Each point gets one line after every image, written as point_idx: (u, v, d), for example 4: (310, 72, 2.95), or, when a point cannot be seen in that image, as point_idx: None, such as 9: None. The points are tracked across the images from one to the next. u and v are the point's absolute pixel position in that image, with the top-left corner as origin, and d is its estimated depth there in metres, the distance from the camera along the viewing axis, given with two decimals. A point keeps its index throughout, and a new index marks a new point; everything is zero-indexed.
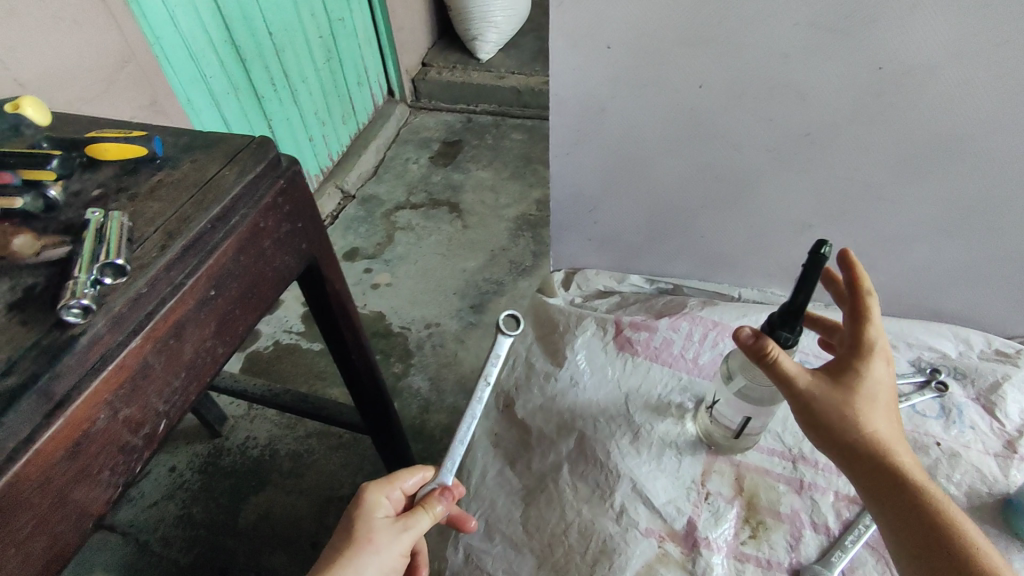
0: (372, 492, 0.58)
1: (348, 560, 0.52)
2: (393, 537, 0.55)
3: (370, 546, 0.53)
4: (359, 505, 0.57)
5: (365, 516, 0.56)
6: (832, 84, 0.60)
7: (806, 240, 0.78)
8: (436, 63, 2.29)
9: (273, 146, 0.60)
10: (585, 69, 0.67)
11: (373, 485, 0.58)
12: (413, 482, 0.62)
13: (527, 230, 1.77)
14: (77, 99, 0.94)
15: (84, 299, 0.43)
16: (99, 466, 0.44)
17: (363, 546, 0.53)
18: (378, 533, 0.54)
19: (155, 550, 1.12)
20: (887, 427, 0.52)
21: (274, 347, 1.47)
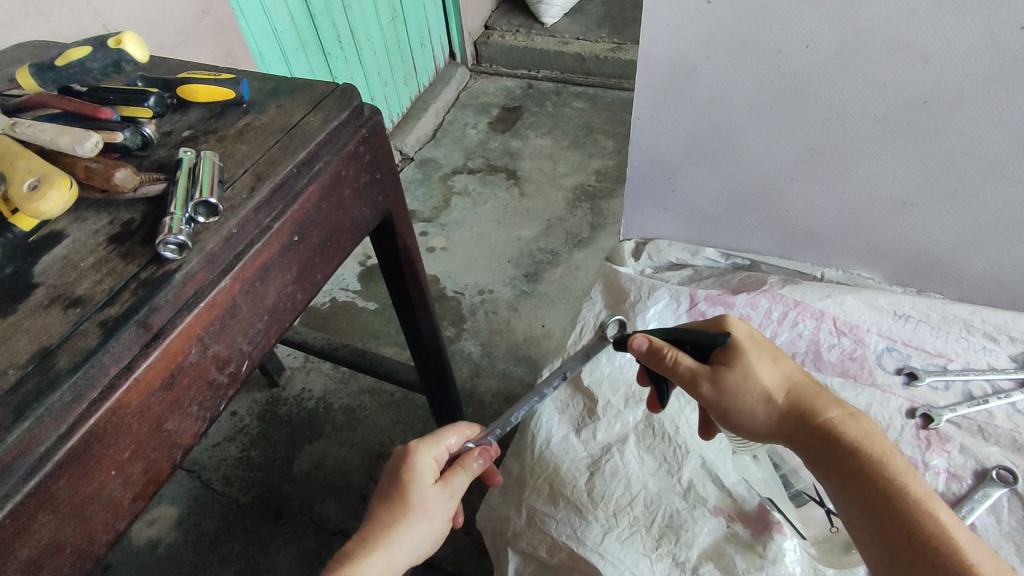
0: (420, 454, 0.57)
1: (405, 529, 0.53)
2: (439, 503, 0.55)
3: (421, 515, 0.54)
4: (407, 467, 0.56)
5: (416, 481, 0.55)
6: (963, 45, 0.55)
7: (906, 220, 0.72)
8: (499, 26, 2.24)
9: (357, 95, 0.59)
10: (680, 25, 0.63)
11: (422, 448, 0.57)
12: (455, 439, 0.61)
13: (586, 201, 1.73)
14: (157, 47, 0.95)
15: (180, 235, 0.44)
16: (190, 400, 0.45)
17: (416, 515, 0.53)
18: (431, 503, 0.54)
19: (216, 487, 1.18)
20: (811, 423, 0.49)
21: (331, 303, 1.50)
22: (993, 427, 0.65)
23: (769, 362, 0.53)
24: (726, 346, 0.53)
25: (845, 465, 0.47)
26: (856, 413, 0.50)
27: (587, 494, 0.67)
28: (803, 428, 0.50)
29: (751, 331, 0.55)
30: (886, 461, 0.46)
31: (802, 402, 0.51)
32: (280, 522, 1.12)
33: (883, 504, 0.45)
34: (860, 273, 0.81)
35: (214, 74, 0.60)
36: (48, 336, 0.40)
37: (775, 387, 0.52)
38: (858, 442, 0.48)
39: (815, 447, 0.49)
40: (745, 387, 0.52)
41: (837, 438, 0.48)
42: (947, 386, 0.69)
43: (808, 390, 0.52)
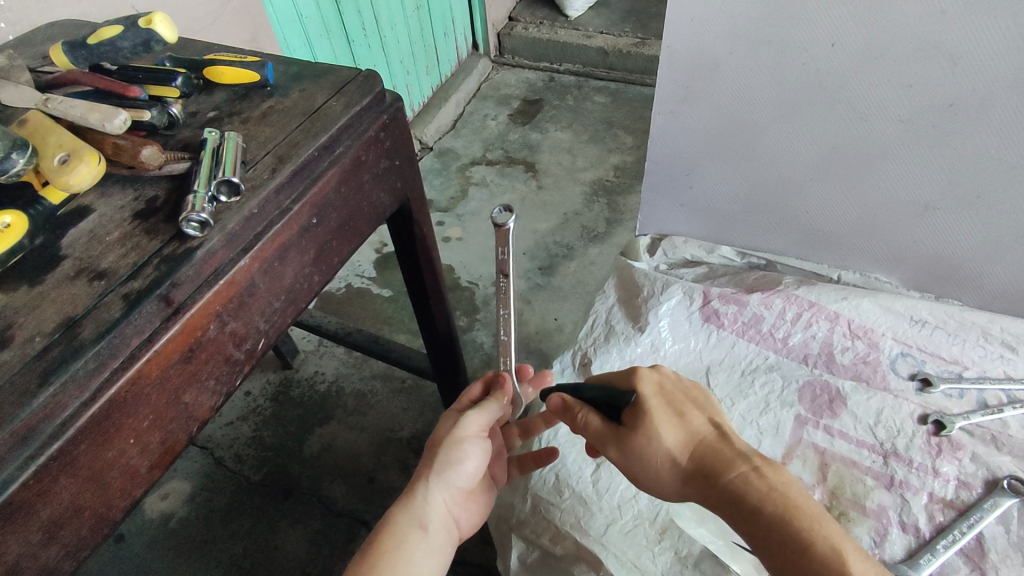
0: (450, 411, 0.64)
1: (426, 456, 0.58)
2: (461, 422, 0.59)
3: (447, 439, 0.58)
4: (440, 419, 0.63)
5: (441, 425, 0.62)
6: (994, 47, 0.54)
7: (927, 224, 0.71)
8: (523, 18, 2.23)
9: (379, 81, 0.60)
10: (703, 20, 0.62)
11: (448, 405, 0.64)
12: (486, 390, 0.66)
13: (603, 196, 1.73)
14: (186, 29, 0.97)
15: (203, 214, 0.45)
16: (207, 374, 0.47)
17: (442, 441, 0.58)
18: (445, 428, 0.60)
19: (229, 465, 1.20)
20: (711, 482, 0.48)
21: (346, 289, 1.52)
22: (1007, 437, 0.64)
23: (673, 418, 0.52)
24: (629, 406, 0.53)
25: (752, 526, 0.45)
26: (764, 464, 0.48)
27: (593, 485, 0.68)
28: (708, 487, 0.48)
29: (660, 384, 0.54)
30: (792, 516, 0.44)
31: (706, 459, 0.49)
32: (289, 501, 1.14)
33: (791, 564, 0.43)
34: (877, 277, 0.80)
35: (240, 56, 0.61)
36: (74, 307, 0.41)
37: (679, 445, 0.51)
38: (763, 499, 0.46)
39: (721, 508, 0.48)
40: (648, 451, 0.51)
41: (741, 497, 0.46)
42: (961, 394, 0.68)
43: (715, 444, 0.50)
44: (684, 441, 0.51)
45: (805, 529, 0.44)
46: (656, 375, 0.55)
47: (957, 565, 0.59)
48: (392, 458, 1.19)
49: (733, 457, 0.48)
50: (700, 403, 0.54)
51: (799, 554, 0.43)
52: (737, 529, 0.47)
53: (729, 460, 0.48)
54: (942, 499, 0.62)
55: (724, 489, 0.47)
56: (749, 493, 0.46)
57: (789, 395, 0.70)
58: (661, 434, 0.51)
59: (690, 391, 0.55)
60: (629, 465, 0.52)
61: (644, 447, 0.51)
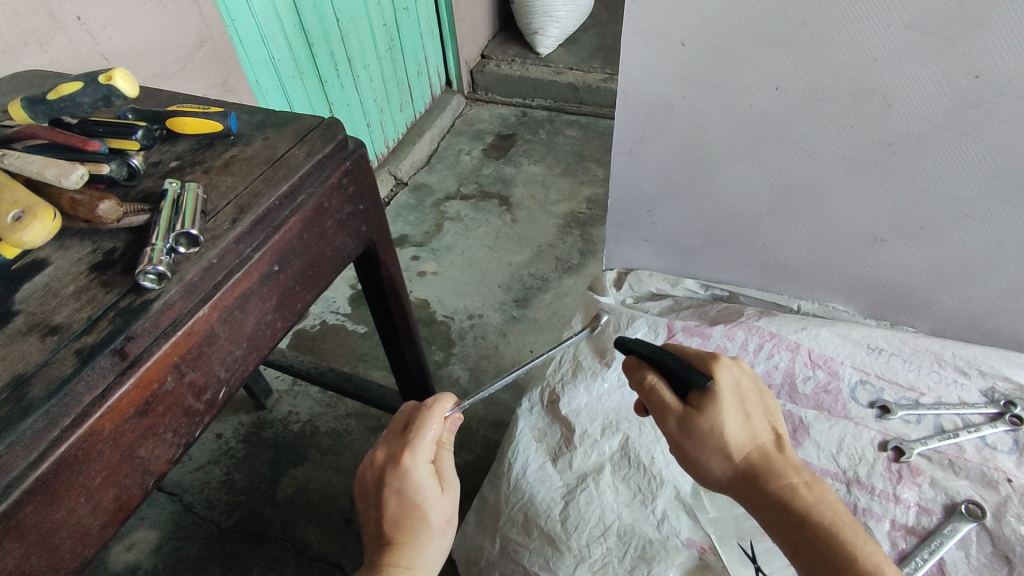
0: (415, 465, 0.55)
1: (434, 544, 0.54)
2: (454, 507, 0.57)
3: (443, 528, 0.55)
4: (411, 485, 0.54)
5: (424, 495, 0.54)
6: (924, 91, 0.57)
7: (877, 255, 0.74)
8: (495, 55, 2.29)
9: (341, 128, 0.61)
10: (655, 66, 0.65)
11: (417, 458, 0.55)
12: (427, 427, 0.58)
13: (576, 228, 1.76)
14: (156, 74, 0.98)
15: (160, 266, 0.45)
16: (164, 426, 0.46)
17: (437, 530, 0.54)
18: (448, 510, 0.56)
19: (199, 511, 1.17)
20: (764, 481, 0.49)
21: (321, 326, 1.51)
22: (963, 461, 0.66)
23: (741, 416, 0.51)
24: (703, 391, 0.52)
25: (793, 528, 0.47)
26: (815, 479, 0.49)
27: (562, 523, 0.67)
28: (756, 486, 0.49)
29: (738, 379, 0.53)
30: (839, 530, 0.45)
31: (761, 462, 0.50)
32: (261, 548, 1.11)
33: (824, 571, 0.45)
34: (835, 306, 0.83)
35: (202, 106, 0.62)
36: (25, 363, 0.41)
37: (740, 439, 0.50)
38: (811, 510, 0.47)
39: (764, 507, 0.48)
40: (710, 433, 0.50)
41: (790, 504, 0.47)
42: (919, 420, 0.69)
43: (771, 451, 0.51)
44: (746, 436, 0.51)
45: (850, 543, 0.45)
46: (736, 370, 0.54)
47: None
48: None
49: (790, 466, 0.49)
50: (767, 407, 0.54)
51: (839, 563, 0.44)
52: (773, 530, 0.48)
53: (784, 468, 0.49)
54: (904, 525, 0.63)
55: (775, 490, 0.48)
56: (799, 501, 0.47)
57: None
58: (725, 425, 0.50)
59: (763, 392, 0.54)
60: (684, 444, 0.52)
61: (708, 428, 0.50)
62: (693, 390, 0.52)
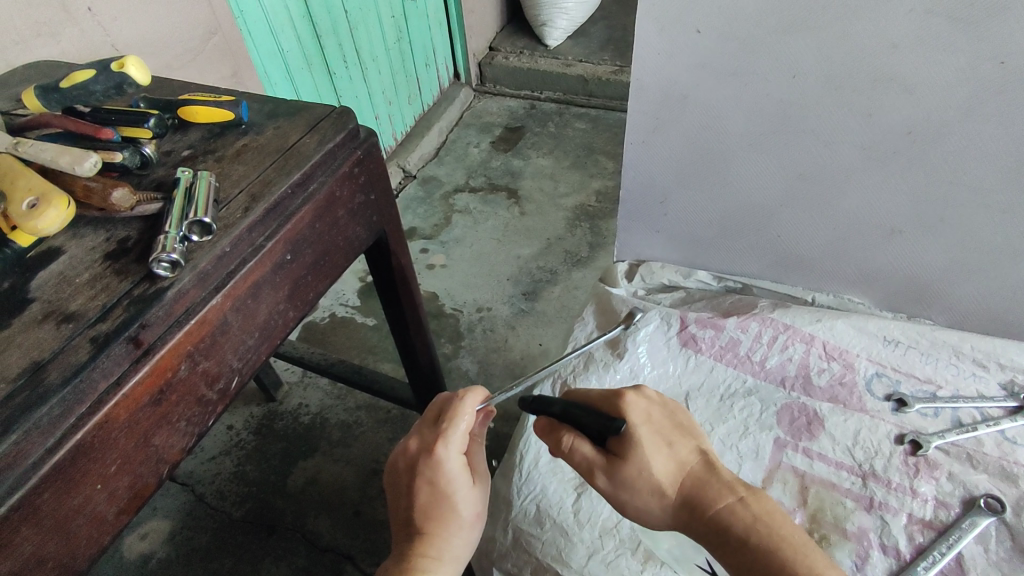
0: (447, 455, 0.54)
1: (463, 536, 0.54)
2: (482, 501, 0.57)
3: (471, 520, 0.55)
4: (444, 475, 0.54)
5: (456, 485, 0.54)
6: (945, 78, 0.56)
7: (894, 246, 0.73)
8: (504, 48, 2.28)
9: (353, 117, 0.61)
10: (670, 54, 0.64)
11: (450, 448, 0.54)
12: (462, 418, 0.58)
13: (585, 220, 1.75)
14: (166, 66, 0.98)
15: (173, 253, 0.45)
16: (178, 415, 0.46)
17: (466, 523, 0.54)
18: (477, 502, 0.56)
19: (210, 501, 1.17)
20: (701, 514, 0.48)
21: (330, 319, 1.51)
22: (982, 455, 0.65)
23: (662, 448, 0.50)
24: (618, 434, 0.50)
25: (738, 554, 0.46)
26: (746, 492, 0.48)
27: (574, 515, 0.67)
28: (696, 518, 0.48)
29: (648, 409, 0.52)
30: (782, 545, 0.45)
31: (694, 490, 0.49)
32: (272, 538, 1.12)
33: None
34: (850, 298, 0.82)
35: (213, 96, 0.62)
36: (40, 351, 0.41)
37: (667, 473, 0.49)
38: (750, 530, 0.46)
39: (709, 538, 0.48)
40: (636, 480, 0.49)
41: (728, 531, 0.46)
42: (936, 413, 0.68)
43: (701, 475, 0.50)
44: (672, 468, 0.49)
45: (793, 556, 0.44)
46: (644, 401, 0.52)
47: None
48: (378, 489, 1.18)
49: (716, 491, 0.48)
50: (686, 428, 0.52)
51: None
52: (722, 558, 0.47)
53: (714, 492, 0.48)
54: (921, 519, 0.62)
55: (710, 520, 0.47)
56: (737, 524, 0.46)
57: (767, 418, 0.71)
58: (650, 466, 0.49)
59: (677, 416, 0.53)
60: (619, 495, 0.50)
61: (634, 475, 0.49)
62: (608, 436, 0.50)
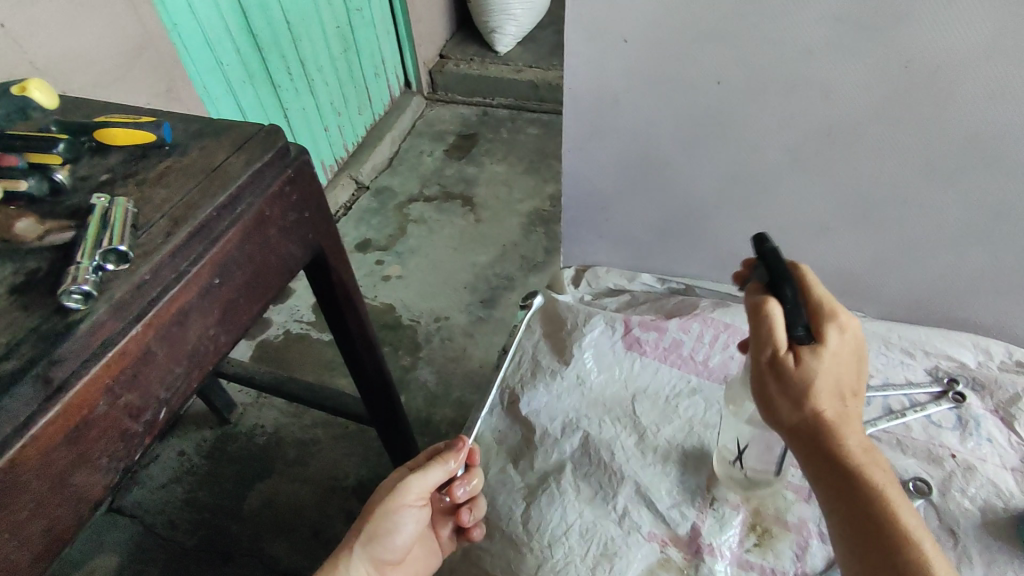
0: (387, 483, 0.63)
1: (346, 556, 0.60)
2: (382, 537, 0.61)
3: (361, 548, 0.61)
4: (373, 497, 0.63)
5: (369, 508, 0.62)
6: (858, 82, 0.59)
7: (825, 242, 0.75)
8: (454, 55, 2.28)
9: (282, 135, 0.60)
10: (600, 63, 0.65)
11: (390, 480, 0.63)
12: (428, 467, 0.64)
13: (540, 225, 1.76)
14: (93, 83, 0.94)
15: (84, 285, 0.44)
16: (99, 451, 0.44)
17: (355, 545, 0.61)
18: (376, 535, 0.61)
19: (161, 532, 1.13)
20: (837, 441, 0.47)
21: (284, 336, 1.48)
22: (910, 440, 0.68)
23: (837, 373, 0.47)
24: (808, 344, 0.47)
25: (848, 491, 0.46)
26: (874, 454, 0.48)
27: (523, 525, 0.65)
28: (826, 443, 0.47)
29: (846, 335, 0.48)
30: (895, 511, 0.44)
31: (840, 424, 0.47)
32: (228, 566, 1.09)
33: (871, 538, 0.44)
34: None
35: (133, 117, 0.60)
36: None
37: (827, 396, 0.47)
38: (873, 481, 0.45)
39: (827, 464, 0.47)
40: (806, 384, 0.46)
41: (854, 470, 0.46)
42: (868, 402, 0.71)
43: (850, 415, 0.48)
44: (835, 396, 0.47)
45: (903, 524, 0.44)
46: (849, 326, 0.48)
47: None
48: (338, 508, 1.16)
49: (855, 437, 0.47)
50: (861, 367, 0.49)
51: (887, 542, 0.43)
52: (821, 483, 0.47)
53: (851, 434, 0.47)
54: None
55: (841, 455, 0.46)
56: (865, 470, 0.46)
57: (711, 417, 0.71)
58: (823, 383, 0.46)
59: (862, 354, 0.49)
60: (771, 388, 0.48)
61: (802, 380, 0.46)
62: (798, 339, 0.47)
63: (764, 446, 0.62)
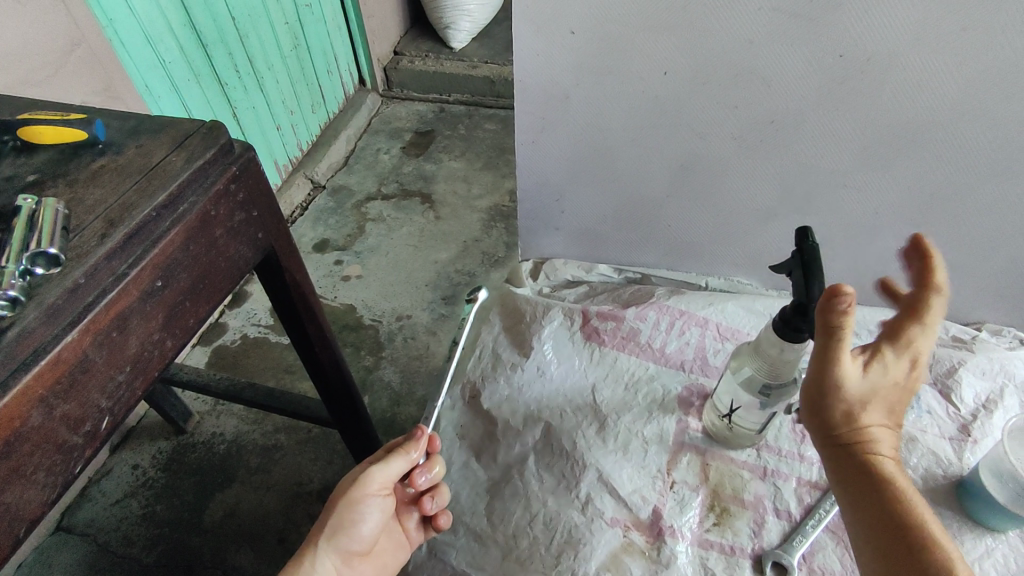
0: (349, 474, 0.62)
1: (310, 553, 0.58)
2: (347, 530, 0.60)
3: (327, 544, 0.59)
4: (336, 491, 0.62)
5: (332, 502, 0.61)
6: (798, 71, 0.60)
7: (773, 228, 0.77)
8: (408, 51, 2.25)
9: (225, 132, 0.58)
10: (549, 54, 0.65)
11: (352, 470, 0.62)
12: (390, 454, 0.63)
13: (500, 221, 1.76)
14: (21, 82, 0.90)
15: (12, 290, 0.41)
16: (35, 466, 0.42)
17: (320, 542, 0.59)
18: (341, 528, 0.59)
19: (116, 549, 1.09)
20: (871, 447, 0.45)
21: (241, 341, 1.44)
22: None
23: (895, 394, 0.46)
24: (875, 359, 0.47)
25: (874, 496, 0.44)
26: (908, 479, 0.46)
27: (487, 518, 0.65)
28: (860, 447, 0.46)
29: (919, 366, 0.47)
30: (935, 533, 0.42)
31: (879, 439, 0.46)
32: None
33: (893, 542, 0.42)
34: (740, 280, 0.86)
35: (62, 114, 0.57)
36: None
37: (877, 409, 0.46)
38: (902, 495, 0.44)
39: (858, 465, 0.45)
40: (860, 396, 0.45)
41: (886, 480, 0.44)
42: None
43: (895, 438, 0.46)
44: (883, 413, 0.46)
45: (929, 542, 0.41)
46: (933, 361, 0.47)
47: (825, 541, 0.62)
48: (302, 514, 1.13)
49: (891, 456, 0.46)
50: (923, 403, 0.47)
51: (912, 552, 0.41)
52: (847, 493, 0.46)
53: (889, 454, 0.46)
54: (808, 481, 0.66)
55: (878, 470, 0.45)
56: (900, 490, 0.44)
57: (669, 402, 0.72)
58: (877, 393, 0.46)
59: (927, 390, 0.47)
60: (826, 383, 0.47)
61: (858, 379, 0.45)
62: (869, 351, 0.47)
63: (753, 407, 0.65)
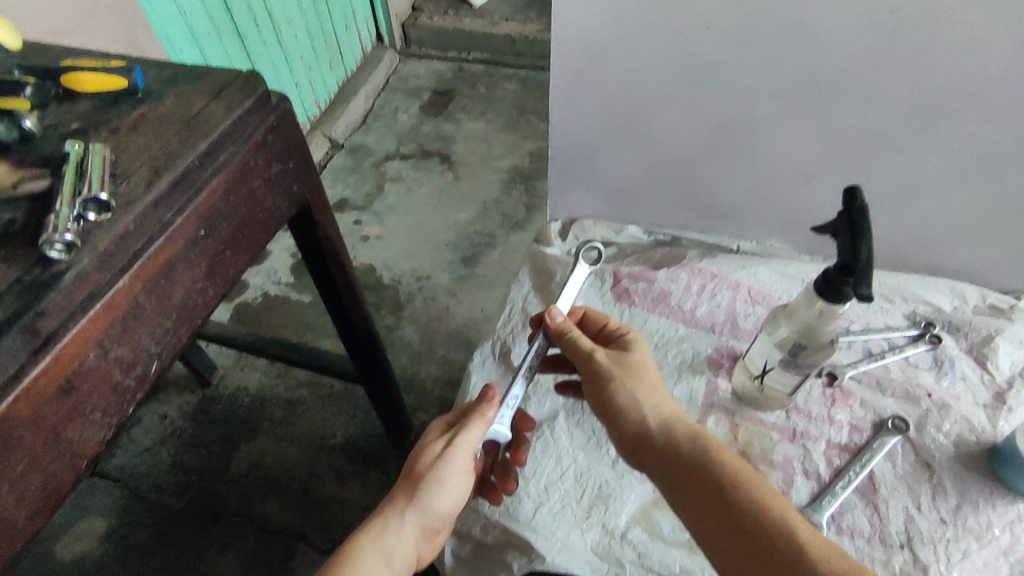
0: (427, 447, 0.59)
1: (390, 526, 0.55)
2: (428, 503, 0.57)
3: (408, 517, 0.56)
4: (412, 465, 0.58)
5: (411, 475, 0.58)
6: (851, 26, 0.58)
7: (811, 191, 0.76)
8: (427, 6, 2.19)
9: (262, 81, 0.57)
10: (590, 6, 0.63)
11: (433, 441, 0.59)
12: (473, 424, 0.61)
13: (520, 182, 1.74)
14: (48, 31, 0.89)
15: (68, 235, 0.42)
16: (93, 406, 0.44)
17: (401, 515, 0.56)
18: (424, 501, 0.56)
19: (148, 495, 1.13)
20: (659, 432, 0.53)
21: (263, 298, 1.46)
22: (889, 380, 0.70)
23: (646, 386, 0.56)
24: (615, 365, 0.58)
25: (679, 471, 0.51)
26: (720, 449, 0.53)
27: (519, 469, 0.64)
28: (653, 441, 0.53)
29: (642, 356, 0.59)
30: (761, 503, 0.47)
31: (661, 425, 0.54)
32: (218, 526, 1.09)
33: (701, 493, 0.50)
34: (772, 243, 0.85)
35: (102, 62, 0.57)
36: None
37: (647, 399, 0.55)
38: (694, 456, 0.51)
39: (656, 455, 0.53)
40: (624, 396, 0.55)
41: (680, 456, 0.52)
42: (849, 346, 0.73)
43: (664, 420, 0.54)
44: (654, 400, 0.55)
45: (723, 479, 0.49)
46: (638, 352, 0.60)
47: (854, 502, 0.63)
48: (325, 466, 1.16)
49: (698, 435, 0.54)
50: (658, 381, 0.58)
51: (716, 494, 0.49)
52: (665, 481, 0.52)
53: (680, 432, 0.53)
54: (838, 444, 0.66)
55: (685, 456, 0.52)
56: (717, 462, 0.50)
57: (699, 363, 0.73)
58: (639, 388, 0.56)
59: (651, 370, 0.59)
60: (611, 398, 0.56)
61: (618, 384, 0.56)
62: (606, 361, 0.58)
63: (787, 369, 0.65)
